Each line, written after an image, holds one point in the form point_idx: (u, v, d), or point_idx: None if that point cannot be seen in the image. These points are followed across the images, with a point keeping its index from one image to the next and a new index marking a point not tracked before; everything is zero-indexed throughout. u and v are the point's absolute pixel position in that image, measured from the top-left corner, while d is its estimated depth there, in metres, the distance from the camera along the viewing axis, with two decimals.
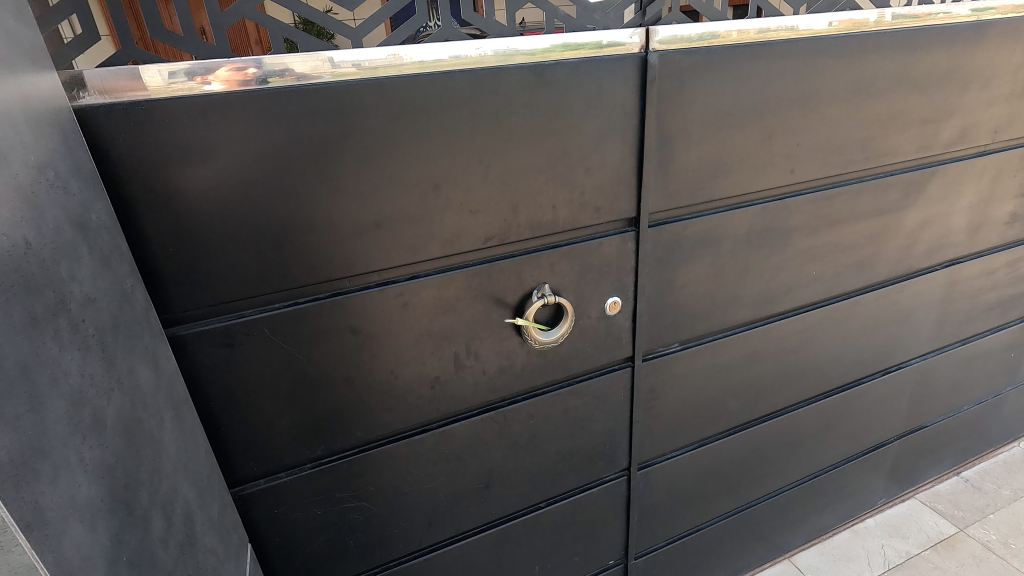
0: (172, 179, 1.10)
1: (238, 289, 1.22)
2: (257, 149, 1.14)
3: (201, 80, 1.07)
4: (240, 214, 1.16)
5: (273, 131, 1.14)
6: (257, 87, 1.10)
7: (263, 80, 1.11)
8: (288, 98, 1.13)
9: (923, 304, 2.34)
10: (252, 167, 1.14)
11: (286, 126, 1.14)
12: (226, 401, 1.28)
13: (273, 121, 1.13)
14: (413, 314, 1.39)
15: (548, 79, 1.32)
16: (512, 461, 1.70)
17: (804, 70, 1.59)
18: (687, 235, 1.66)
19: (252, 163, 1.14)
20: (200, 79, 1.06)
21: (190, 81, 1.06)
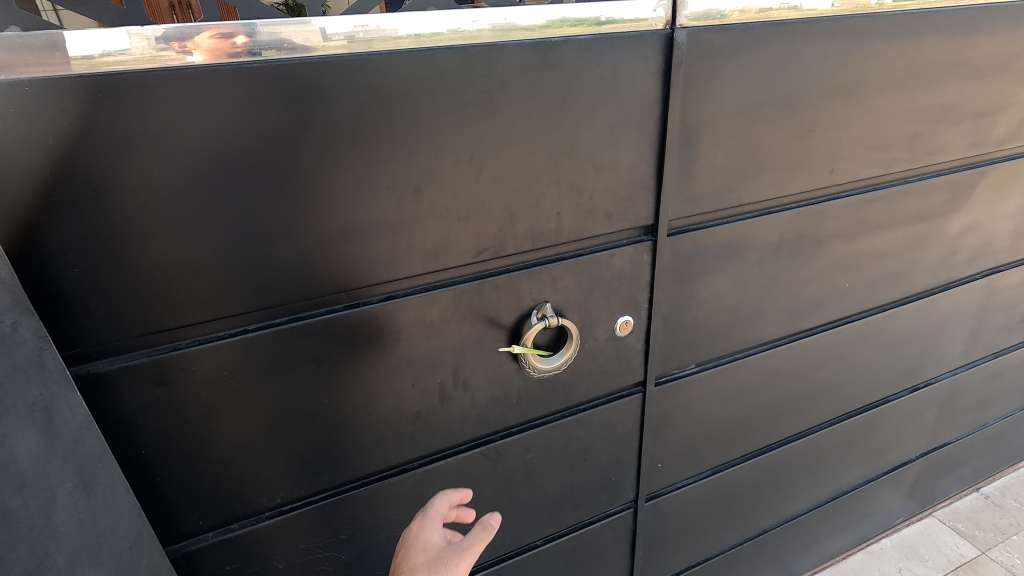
0: (78, 180, 0.86)
1: (170, 316, 0.99)
2: (190, 143, 0.90)
3: (180, 48, 0.86)
4: (169, 223, 0.93)
5: (209, 121, 0.90)
6: (246, 60, 0.90)
7: (254, 52, 0.90)
8: (229, 79, 0.89)
9: (959, 316, 2.13)
10: (185, 166, 0.91)
11: (225, 114, 0.90)
12: (162, 447, 1.06)
13: (208, 107, 0.89)
14: (389, 340, 1.17)
15: (554, 60, 1.08)
16: (505, 499, 1.50)
17: (853, 54, 1.36)
18: (711, 245, 1.43)
19: (184, 161, 0.91)
20: (178, 46, 0.86)
21: (167, 49, 0.86)
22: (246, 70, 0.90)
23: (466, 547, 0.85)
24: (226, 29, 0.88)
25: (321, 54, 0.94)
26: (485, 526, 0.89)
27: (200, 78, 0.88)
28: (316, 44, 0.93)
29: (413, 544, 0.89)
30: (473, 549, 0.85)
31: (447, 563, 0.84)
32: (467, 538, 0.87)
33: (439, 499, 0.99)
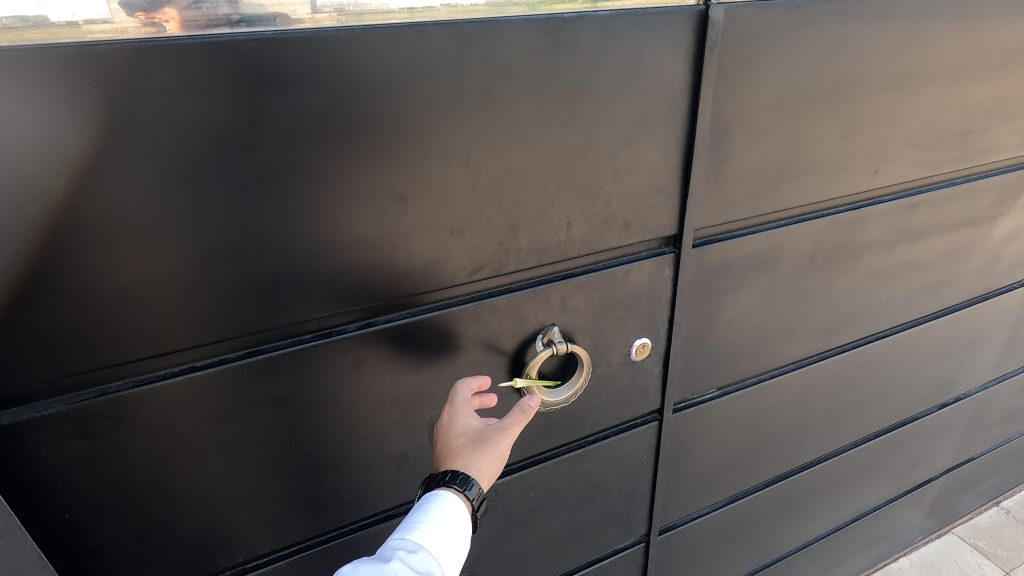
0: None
1: (95, 355, 0.80)
2: (113, 142, 0.71)
3: (147, 19, 0.69)
4: (86, 243, 0.74)
5: (137, 113, 0.71)
6: (225, 33, 0.72)
7: (237, 23, 0.73)
8: (163, 60, 0.70)
9: (995, 327, 1.97)
10: (106, 171, 0.72)
11: (158, 104, 0.72)
12: (92, 509, 0.87)
13: (135, 96, 0.71)
14: (369, 374, 1.00)
15: (566, 42, 0.90)
16: (505, 541, 1.33)
17: (908, 39, 1.17)
18: (740, 257, 1.25)
19: (102, 164, 0.72)
20: (144, 17, 0.69)
21: (130, 20, 0.69)
22: (185, 48, 0.71)
23: (507, 426, 0.91)
24: None
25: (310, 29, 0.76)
26: (522, 409, 0.94)
27: (121, 59, 0.69)
28: (303, 16, 0.75)
29: (448, 424, 0.93)
30: (514, 426, 0.92)
31: (494, 441, 0.89)
32: (506, 418, 0.92)
33: (462, 386, 1.00)
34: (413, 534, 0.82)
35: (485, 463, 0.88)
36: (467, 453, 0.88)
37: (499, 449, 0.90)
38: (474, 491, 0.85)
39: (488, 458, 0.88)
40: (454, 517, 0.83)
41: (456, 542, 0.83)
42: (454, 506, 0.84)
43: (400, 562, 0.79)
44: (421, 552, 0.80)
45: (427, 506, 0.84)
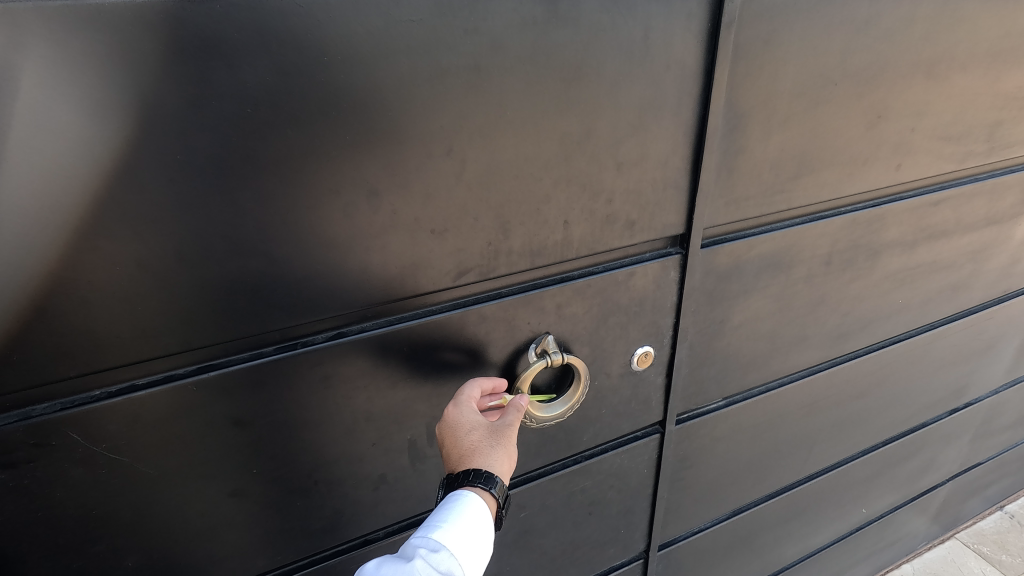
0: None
1: (16, 374, 0.69)
2: (41, 124, 0.60)
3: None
4: (4, 241, 0.63)
5: (72, 92, 0.60)
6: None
7: None
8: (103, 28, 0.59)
9: (1011, 330, 1.87)
10: (29, 158, 0.61)
11: (94, 80, 0.60)
12: (18, 546, 0.77)
13: (66, 70, 0.59)
14: (340, 391, 0.89)
15: (566, 14, 0.78)
16: (494, 564, 1.23)
17: (941, 19, 1.06)
18: (752, 258, 1.15)
19: (27, 150, 0.60)
20: None
21: None
22: (127, 12, 0.59)
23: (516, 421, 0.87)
24: None
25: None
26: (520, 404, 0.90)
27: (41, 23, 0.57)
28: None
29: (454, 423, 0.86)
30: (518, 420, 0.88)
31: (507, 437, 0.85)
32: (511, 412, 0.88)
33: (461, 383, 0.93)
34: (436, 532, 0.76)
35: (503, 460, 0.83)
36: (486, 451, 0.82)
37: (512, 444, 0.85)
38: (499, 489, 0.79)
39: (505, 455, 0.83)
40: (477, 518, 0.77)
41: (483, 541, 0.77)
42: (480, 506, 0.77)
43: (422, 561, 0.73)
44: (443, 553, 0.74)
45: (452, 505, 0.78)
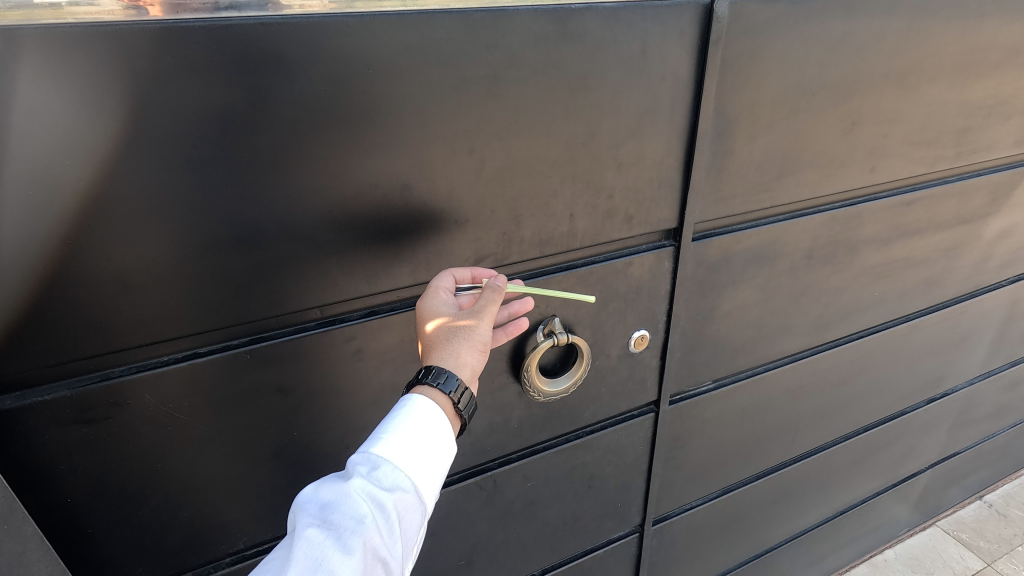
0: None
1: (99, 340, 0.79)
2: (130, 124, 0.71)
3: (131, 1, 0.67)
4: (108, 224, 0.74)
5: (68, 97, 0.67)
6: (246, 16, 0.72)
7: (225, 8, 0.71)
8: (155, 41, 0.69)
9: (984, 324, 2.00)
10: (134, 154, 0.72)
11: (195, 88, 0.72)
12: (92, 494, 0.87)
13: (170, 81, 0.71)
14: (369, 364, 0.99)
15: (573, 32, 0.89)
16: (502, 532, 1.34)
17: (909, 36, 1.18)
18: (740, 251, 1.26)
19: (87, 146, 0.70)
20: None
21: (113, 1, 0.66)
22: (217, 33, 0.71)
23: (486, 309, 0.81)
24: None
25: (301, 13, 0.74)
26: (495, 289, 0.84)
27: (132, 39, 0.68)
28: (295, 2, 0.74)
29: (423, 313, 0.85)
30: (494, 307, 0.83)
31: (474, 327, 0.80)
32: (485, 298, 0.83)
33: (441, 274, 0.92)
34: (378, 445, 0.72)
35: (470, 354, 0.79)
36: (444, 344, 0.79)
37: (479, 334, 0.81)
38: (452, 386, 0.77)
39: (471, 346, 0.80)
40: (428, 419, 0.76)
41: (434, 449, 0.74)
42: (429, 405, 0.76)
43: (365, 476, 0.70)
44: (388, 465, 0.71)
45: (396, 415, 0.75)
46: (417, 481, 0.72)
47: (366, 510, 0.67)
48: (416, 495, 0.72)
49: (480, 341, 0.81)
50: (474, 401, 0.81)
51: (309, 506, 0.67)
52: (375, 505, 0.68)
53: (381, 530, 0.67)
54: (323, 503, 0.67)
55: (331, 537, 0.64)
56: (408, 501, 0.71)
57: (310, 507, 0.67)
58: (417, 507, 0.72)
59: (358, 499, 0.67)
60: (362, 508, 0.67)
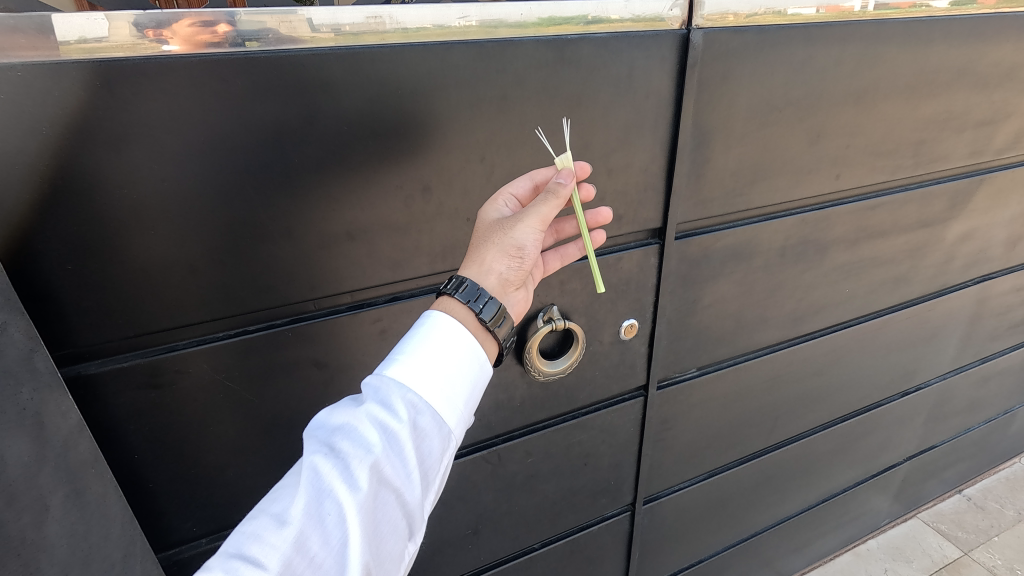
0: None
1: (168, 316, 0.94)
2: (205, 137, 0.86)
3: (156, 36, 0.79)
4: (183, 218, 0.89)
5: (158, 114, 0.82)
6: (299, 49, 0.87)
7: (238, 43, 0.83)
8: (228, 69, 0.84)
9: (952, 322, 2.14)
10: (206, 162, 0.87)
11: (258, 108, 0.87)
12: (154, 452, 1.01)
13: (238, 101, 0.86)
14: (392, 343, 1.15)
15: (570, 57, 1.05)
16: (505, 503, 1.48)
17: (864, 60, 1.34)
18: (718, 249, 1.42)
19: (170, 154, 0.85)
20: (153, 35, 0.78)
21: (141, 38, 0.78)
22: (277, 62, 0.86)
23: (526, 217, 0.87)
24: (206, 17, 0.80)
25: (311, 47, 0.87)
26: (551, 194, 0.88)
27: (211, 68, 0.83)
28: (304, 34, 0.86)
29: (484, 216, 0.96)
30: (540, 214, 0.88)
31: (508, 234, 0.88)
32: (534, 205, 0.88)
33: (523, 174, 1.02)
34: (388, 374, 0.78)
35: (498, 260, 0.87)
36: (480, 249, 0.89)
37: (513, 241, 0.88)
38: (471, 295, 0.84)
39: (501, 253, 0.88)
40: (439, 340, 0.81)
41: (439, 377, 0.79)
42: (445, 310, 0.84)
43: (373, 404, 0.76)
44: (396, 394, 0.77)
45: (412, 338, 0.81)
46: (424, 408, 0.78)
47: (371, 438, 0.73)
48: (425, 421, 0.78)
49: (514, 248, 0.88)
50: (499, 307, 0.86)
51: (322, 433, 0.76)
52: (382, 432, 0.74)
53: (386, 455, 0.74)
54: (332, 430, 0.75)
55: (339, 465, 0.72)
56: (417, 426, 0.77)
57: (325, 431, 0.75)
58: (427, 430, 0.77)
59: (364, 428, 0.74)
60: (368, 437, 0.74)
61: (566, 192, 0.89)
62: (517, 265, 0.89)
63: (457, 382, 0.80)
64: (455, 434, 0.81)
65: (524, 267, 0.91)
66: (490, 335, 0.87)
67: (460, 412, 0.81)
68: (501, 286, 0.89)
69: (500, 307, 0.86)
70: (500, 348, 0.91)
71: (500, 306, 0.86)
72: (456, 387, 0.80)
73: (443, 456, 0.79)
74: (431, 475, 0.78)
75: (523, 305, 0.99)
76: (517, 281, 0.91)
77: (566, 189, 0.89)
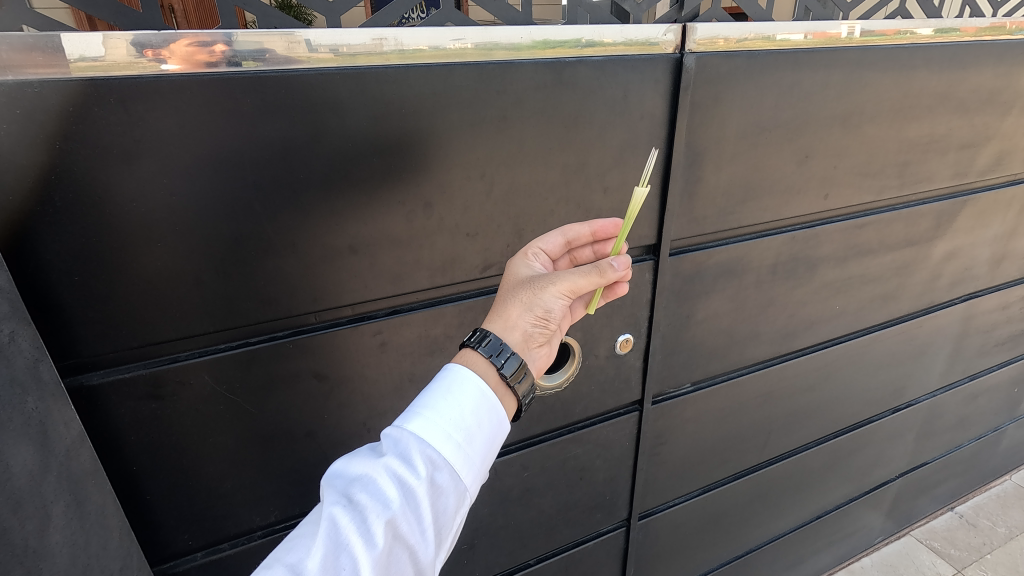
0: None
1: (172, 327, 0.95)
2: (214, 152, 0.88)
3: (154, 55, 0.81)
4: (192, 231, 0.91)
5: (170, 130, 0.85)
6: (306, 68, 0.89)
7: (234, 62, 0.85)
8: (239, 87, 0.86)
9: (940, 339, 2.18)
10: (215, 177, 0.89)
11: (267, 125, 0.90)
12: (153, 463, 1.02)
13: (248, 118, 0.88)
14: (392, 355, 1.17)
15: (568, 80, 1.09)
16: (501, 518, 1.48)
17: (850, 84, 1.40)
18: (711, 265, 1.45)
19: (180, 169, 0.87)
20: (153, 54, 0.80)
21: (140, 57, 0.80)
22: (286, 81, 0.89)
23: (558, 282, 0.88)
24: (205, 38, 0.82)
25: (307, 66, 0.89)
26: (598, 267, 0.90)
27: (219, 87, 0.85)
28: (301, 54, 0.89)
29: (519, 271, 0.99)
30: (570, 282, 0.89)
31: (536, 295, 0.89)
32: (570, 272, 0.89)
33: (553, 229, 1.07)
34: (410, 426, 0.77)
35: (523, 318, 0.89)
36: (506, 304, 0.90)
37: (540, 304, 0.89)
38: (496, 350, 0.84)
39: (527, 313, 0.89)
40: (462, 394, 0.79)
41: (461, 433, 0.77)
42: (468, 367, 0.83)
43: (393, 457, 0.74)
44: (416, 448, 0.75)
45: (436, 391, 0.80)
46: (444, 464, 0.75)
47: (390, 493, 0.71)
48: (446, 479, 0.75)
49: (540, 311, 0.90)
50: (521, 363, 0.85)
51: (340, 483, 0.74)
52: (401, 487, 0.72)
53: (403, 512, 0.71)
54: (351, 481, 0.73)
55: (356, 519, 0.70)
56: (436, 484, 0.74)
57: (345, 482, 0.74)
58: (446, 488, 0.75)
59: (383, 482, 0.72)
60: (387, 491, 0.72)
61: (611, 276, 0.90)
62: (541, 326, 0.91)
63: (477, 438, 0.78)
64: (473, 492, 0.78)
65: (548, 329, 0.92)
66: (509, 392, 0.86)
67: (479, 469, 0.78)
68: (525, 343, 0.89)
69: (522, 362, 0.85)
70: (519, 407, 0.88)
71: (522, 361, 0.85)
72: (476, 443, 0.78)
73: (458, 515, 0.77)
74: (445, 534, 0.76)
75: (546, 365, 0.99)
76: (540, 339, 0.92)
77: (615, 273, 0.90)
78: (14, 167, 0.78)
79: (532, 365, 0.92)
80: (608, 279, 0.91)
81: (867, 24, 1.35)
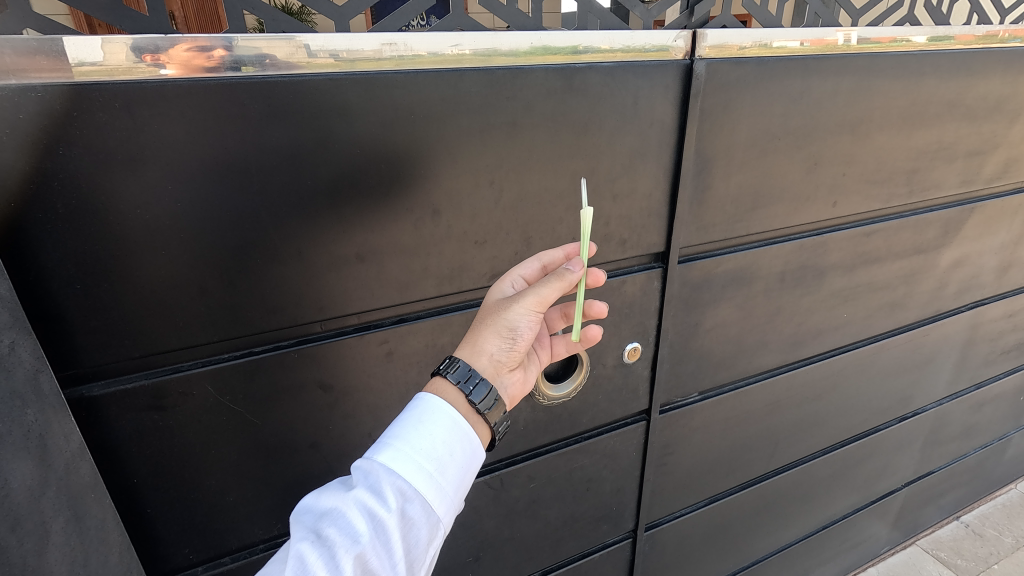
0: None
1: (174, 336, 0.93)
2: (217, 158, 0.86)
3: (153, 60, 0.79)
4: (195, 238, 0.89)
5: (173, 136, 0.83)
6: (311, 73, 0.88)
7: (234, 67, 0.84)
8: (243, 92, 0.85)
9: (947, 347, 2.16)
10: (218, 183, 0.87)
11: (272, 131, 0.88)
12: (153, 476, 1.00)
13: (253, 123, 0.87)
14: (397, 365, 1.15)
15: (577, 85, 1.07)
16: (507, 530, 1.46)
17: (859, 91, 1.39)
18: (720, 274, 1.44)
19: (181, 176, 0.85)
20: (151, 59, 0.79)
21: (140, 61, 0.78)
22: (292, 87, 0.87)
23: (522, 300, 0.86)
24: (204, 42, 0.81)
25: (310, 72, 0.88)
26: (559, 276, 0.86)
27: (222, 92, 0.84)
28: (302, 60, 0.87)
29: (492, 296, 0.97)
30: (534, 299, 0.86)
31: (502, 317, 0.87)
32: (532, 289, 0.87)
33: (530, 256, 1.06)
34: (381, 457, 0.75)
35: (491, 342, 0.86)
36: (476, 329, 0.89)
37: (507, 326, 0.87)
38: (464, 378, 0.82)
39: (495, 336, 0.87)
40: (433, 422, 0.78)
41: (433, 463, 0.75)
42: (439, 398, 0.81)
43: (363, 490, 0.72)
44: (388, 478, 0.73)
45: (407, 419, 0.78)
46: (415, 495, 0.73)
47: (359, 526, 0.69)
48: (417, 509, 0.73)
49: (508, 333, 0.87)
50: (489, 390, 0.83)
51: (309, 519, 0.72)
52: (371, 520, 0.70)
53: (373, 546, 0.69)
54: (320, 516, 0.71)
55: (325, 555, 0.67)
56: (407, 516, 0.72)
57: (314, 517, 0.72)
58: (418, 519, 0.72)
59: (352, 515, 0.70)
60: (356, 525, 0.69)
61: (572, 279, 0.86)
62: (510, 349, 0.89)
63: (449, 467, 0.76)
64: (446, 523, 0.76)
65: (519, 351, 0.90)
66: (481, 419, 0.84)
67: (452, 500, 0.76)
68: (494, 369, 0.87)
69: (492, 389, 0.83)
70: (492, 434, 0.86)
71: (491, 388, 0.83)
72: (448, 472, 0.76)
73: (431, 547, 0.74)
74: (418, 567, 0.73)
75: (520, 392, 0.97)
76: (511, 364, 0.90)
77: (574, 275, 0.86)
78: (11, 174, 0.76)
79: (503, 391, 0.91)
80: (570, 284, 0.86)
81: (863, 31, 1.33)
